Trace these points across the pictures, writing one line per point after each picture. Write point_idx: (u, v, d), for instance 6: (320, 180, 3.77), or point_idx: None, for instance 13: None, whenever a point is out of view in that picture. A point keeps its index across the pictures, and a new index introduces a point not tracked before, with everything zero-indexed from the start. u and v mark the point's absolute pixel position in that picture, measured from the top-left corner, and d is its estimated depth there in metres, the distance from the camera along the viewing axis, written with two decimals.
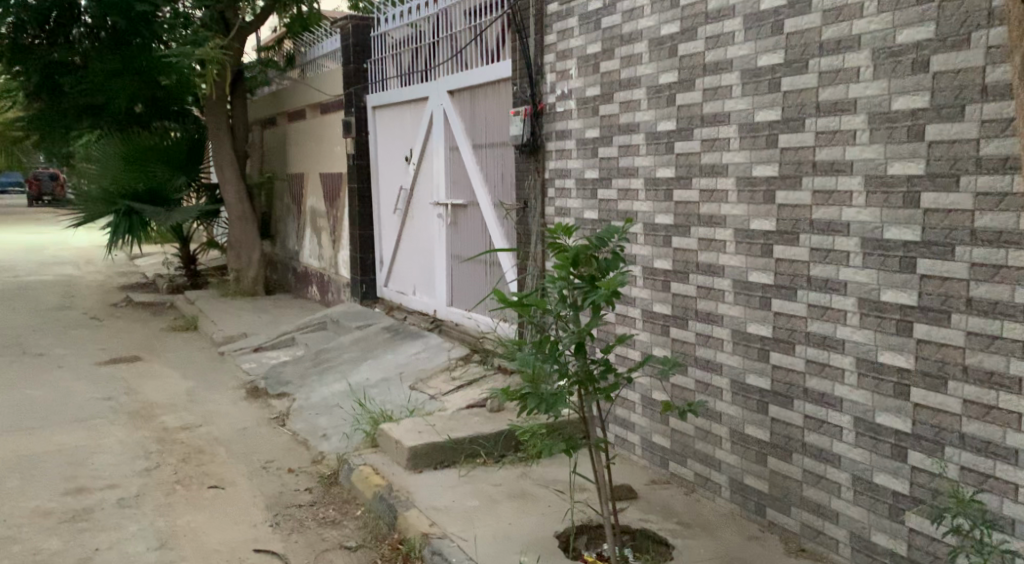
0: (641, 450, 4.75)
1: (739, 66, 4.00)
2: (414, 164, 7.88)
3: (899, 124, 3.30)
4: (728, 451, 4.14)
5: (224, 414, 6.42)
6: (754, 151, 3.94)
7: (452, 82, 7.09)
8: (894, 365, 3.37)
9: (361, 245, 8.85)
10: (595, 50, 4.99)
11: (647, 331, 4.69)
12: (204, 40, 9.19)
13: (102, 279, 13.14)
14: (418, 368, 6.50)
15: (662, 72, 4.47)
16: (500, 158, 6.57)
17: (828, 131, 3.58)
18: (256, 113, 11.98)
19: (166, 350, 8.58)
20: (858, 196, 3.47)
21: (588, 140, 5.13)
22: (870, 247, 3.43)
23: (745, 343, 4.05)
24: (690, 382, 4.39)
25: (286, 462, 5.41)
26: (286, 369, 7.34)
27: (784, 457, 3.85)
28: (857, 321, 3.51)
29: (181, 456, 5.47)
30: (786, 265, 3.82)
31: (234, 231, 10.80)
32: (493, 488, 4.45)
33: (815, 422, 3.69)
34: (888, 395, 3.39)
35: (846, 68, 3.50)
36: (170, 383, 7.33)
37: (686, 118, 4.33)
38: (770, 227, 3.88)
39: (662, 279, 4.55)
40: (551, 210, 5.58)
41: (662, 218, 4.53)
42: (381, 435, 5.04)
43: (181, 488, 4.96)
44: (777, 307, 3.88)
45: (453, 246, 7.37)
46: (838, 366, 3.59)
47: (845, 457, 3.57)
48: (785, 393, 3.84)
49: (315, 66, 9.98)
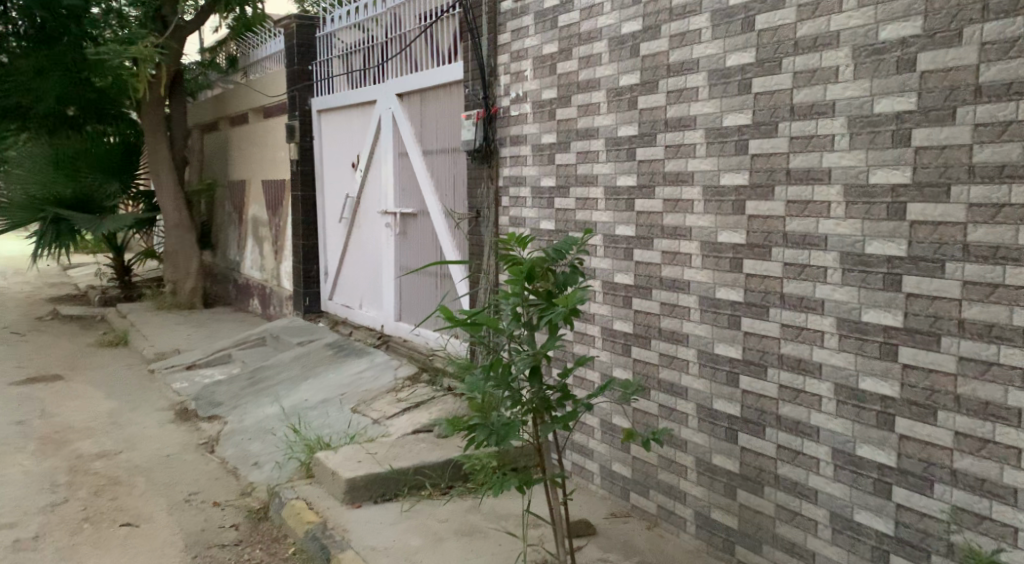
0: (600, 479, 4.43)
1: (706, 66, 3.70)
2: (361, 170, 7.49)
3: (882, 127, 3.02)
4: (694, 483, 3.85)
5: (148, 440, 6.00)
6: (722, 158, 3.64)
7: (401, 84, 6.73)
8: (877, 394, 3.07)
9: (304, 256, 8.42)
10: (551, 50, 4.67)
11: (606, 350, 4.36)
12: (139, 39, 8.75)
13: (32, 290, 12.51)
14: (361, 388, 6.11)
15: (623, 73, 4.16)
16: (450, 164, 6.22)
17: (803, 135, 3.29)
18: (197, 117, 11.48)
19: (90, 368, 8.08)
20: (837, 207, 3.18)
21: (544, 145, 4.79)
22: (850, 262, 3.14)
23: (713, 365, 3.74)
24: (652, 406, 4.07)
25: (211, 495, 5.01)
26: (220, 389, 6.91)
27: (754, 491, 3.57)
28: (835, 343, 3.21)
29: (94, 489, 5.05)
30: (757, 282, 3.52)
31: (171, 241, 10.28)
32: (439, 524, 4.10)
33: (790, 453, 3.40)
34: (870, 425, 3.09)
35: (823, 68, 3.21)
36: (91, 405, 6.86)
37: (649, 122, 4.02)
38: (740, 240, 3.58)
39: (623, 294, 4.23)
40: (504, 220, 5.25)
41: (622, 230, 4.21)
42: (317, 465, 4.67)
43: (89, 527, 4.55)
44: (748, 327, 3.57)
45: (402, 258, 6.99)
46: (814, 394, 3.30)
47: (822, 492, 3.28)
48: (756, 420, 3.55)
49: (259, 68, 9.56)
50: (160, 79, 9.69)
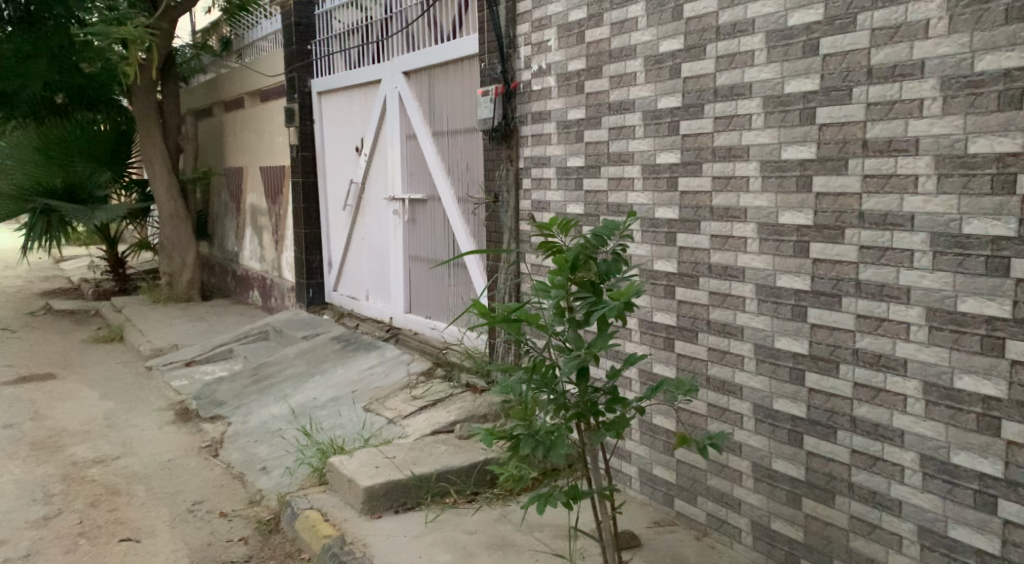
0: (639, 484, 4.05)
1: (763, 27, 3.31)
2: (365, 155, 7.09)
3: (985, 88, 2.64)
4: (751, 490, 3.48)
5: (147, 443, 5.62)
6: (783, 130, 3.25)
7: (407, 62, 6.31)
8: (977, 394, 2.71)
9: (307, 245, 8.02)
10: (579, 16, 4.26)
11: (645, 344, 3.98)
12: (128, 19, 8.33)
13: (22, 284, 12.07)
14: (373, 385, 5.72)
15: (663, 38, 3.76)
16: (464, 145, 5.82)
17: (884, 101, 2.90)
18: (190, 103, 11.05)
19: (83, 366, 7.69)
20: (927, 181, 2.80)
21: (570, 122, 4.40)
22: (943, 244, 2.77)
23: (773, 361, 3.37)
24: (701, 406, 3.69)
25: (216, 504, 4.65)
26: (221, 387, 6.53)
27: (823, 500, 3.19)
28: (924, 336, 2.84)
29: (89, 499, 4.66)
30: (827, 268, 3.13)
31: (166, 231, 9.89)
32: (467, 537, 3.73)
33: (867, 460, 3.03)
34: (969, 429, 2.74)
35: (909, 22, 2.82)
36: (85, 406, 6.47)
37: (695, 92, 3.62)
38: (806, 221, 3.20)
39: (665, 284, 3.84)
40: (526, 204, 4.86)
41: (663, 212, 3.82)
42: (331, 471, 4.29)
43: (84, 543, 4.17)
44: (816, 318, 3.19)
45: (411, 247, 6.59)
46: (897, 393, 2.93)
47: (908, 504, 2.92)
48: (825, 422, 3.17)
49: (254, 50, 9.15)
50: (151, 62, 9.25)
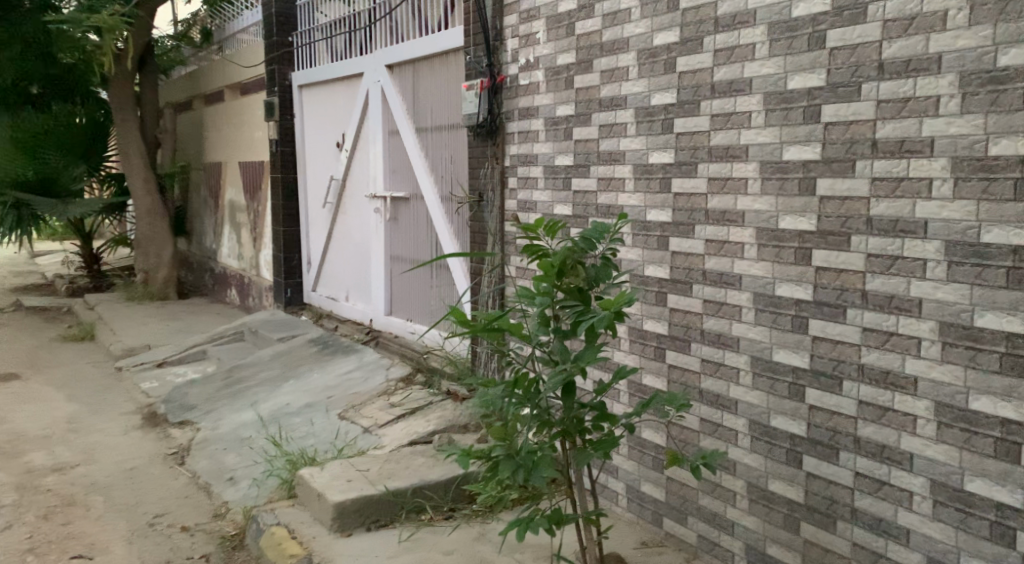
0: (627, 501, 3.83)
1: (766, 18, 3.09)
2: (347, 151, 6.84)
3: (1010, 85, 2.44)
4: (745, 512, 3.26)
5: (111, 450, 5.36)
6: (786, 128, 3.04)
7: (391, 54, 6.07)
8: (995, 417, 2.51)
9: (285, 243, 7.76)
10: (569, 7, 4.04)
11: (635, 354, 3.75)
12: (102, 6, 8.06)
13: None
14: (350, 392, 5.47)
15: (658, 31, 3.54)
16: (449, 141, 5.59)
17: (896, 98, 2.69)
18: (171, 95, 10.78)
19: (50, 366, 7.41)
20: (942, 185, 2.60)
21: (559, 119, 4.17)
22: (960, 253, 2.57)
23: (771, 376, 3.15)
24: (693, 421, 3.47)
25: (179, 517, 4.40)
26: (192, 391, 6.27)
27: (824, 525, 2.98)
28: (936, 353, 2.64)
29: (43, 511, 4.41)
30: (831, 277, 2.92)
31: (142, 227, 9.61)
32: (442, 558, 3.50)
33: (871, 484, 2.82)
34: (985, 455, 2.54)
35: (926, 13, 2.62)
36: (48, 409, 6.20)
37: (692, 87, 3.40)
38: (807, 227, 2.99)
39: (656, 291, 3.62)
40: (511, 204, 4.63)
41: (655, 215, 3.60)
42: (301, 484, 4.05)
43: (33, 561, 3.92)
44: (818, 330, 2.98)
45: (393, 247, 6.36)
46: (907, 413, 2.72)
47: (915, 533, 2.71)
48: (827, 442, 2.96)
49: (235, 41, 8.89)
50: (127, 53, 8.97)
